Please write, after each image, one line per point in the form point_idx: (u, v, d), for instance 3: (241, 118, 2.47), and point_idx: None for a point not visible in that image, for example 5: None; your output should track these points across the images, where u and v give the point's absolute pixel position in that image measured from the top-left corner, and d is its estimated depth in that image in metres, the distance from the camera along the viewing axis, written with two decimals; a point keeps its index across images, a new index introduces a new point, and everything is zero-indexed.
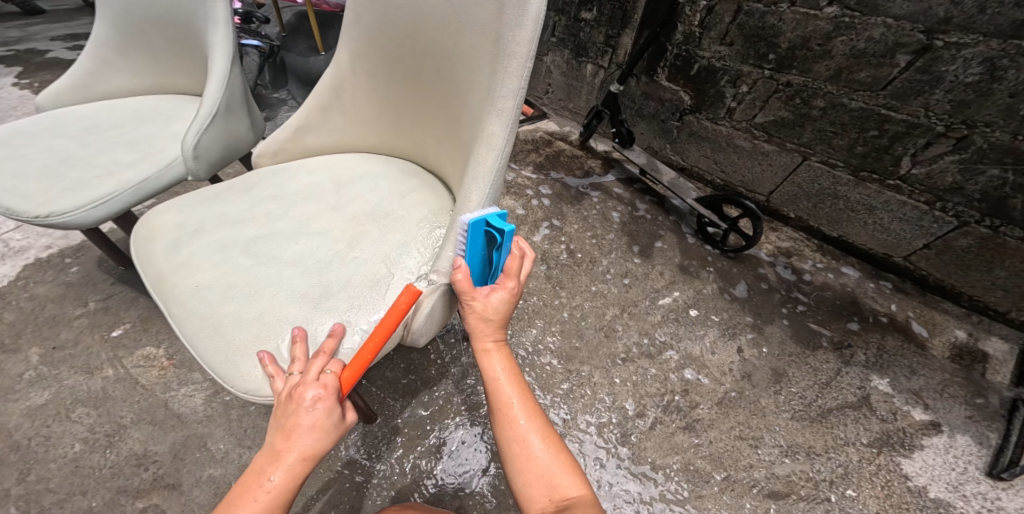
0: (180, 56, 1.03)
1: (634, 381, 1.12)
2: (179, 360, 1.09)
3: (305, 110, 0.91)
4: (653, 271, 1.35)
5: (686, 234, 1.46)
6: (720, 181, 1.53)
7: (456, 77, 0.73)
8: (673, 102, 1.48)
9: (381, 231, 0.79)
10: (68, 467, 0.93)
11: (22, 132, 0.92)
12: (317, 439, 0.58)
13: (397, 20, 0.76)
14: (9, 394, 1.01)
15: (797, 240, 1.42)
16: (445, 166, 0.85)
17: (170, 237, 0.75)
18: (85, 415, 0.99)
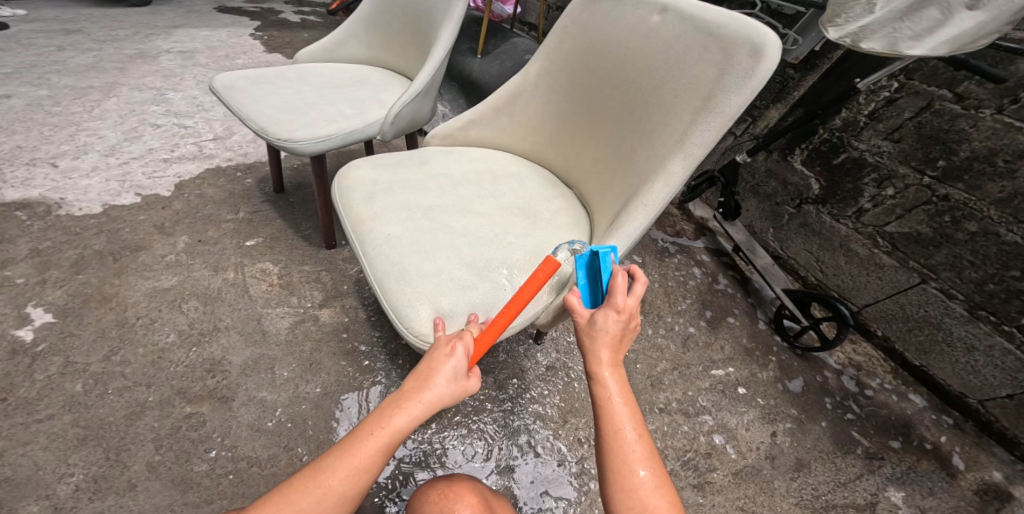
0: (404, 41, 1.36)
1: (665, 432, 1.22)
2: (285, 282, 1.35)
3: (482, 109, 1.10)
4: (714, 343, 1.46)
5: (759, 319, 1.58)
6: (813, 279, 1.69)
7: (644, 121, 0.85)
8: (798, 186, 1.63)
9: (536, 226, 0.90)
10: (152, 356, 1.14)
11: (283, 76, 1.28)
12: (444, 388, 0.64)
13: (605, 56, 0.91)
14: (147, 272, 1.31)
15: (874, 360, 1.53)
16: (591, 183, 0.97)
17: (365, 189, 0.91)
18: (191, 309, 1.25)
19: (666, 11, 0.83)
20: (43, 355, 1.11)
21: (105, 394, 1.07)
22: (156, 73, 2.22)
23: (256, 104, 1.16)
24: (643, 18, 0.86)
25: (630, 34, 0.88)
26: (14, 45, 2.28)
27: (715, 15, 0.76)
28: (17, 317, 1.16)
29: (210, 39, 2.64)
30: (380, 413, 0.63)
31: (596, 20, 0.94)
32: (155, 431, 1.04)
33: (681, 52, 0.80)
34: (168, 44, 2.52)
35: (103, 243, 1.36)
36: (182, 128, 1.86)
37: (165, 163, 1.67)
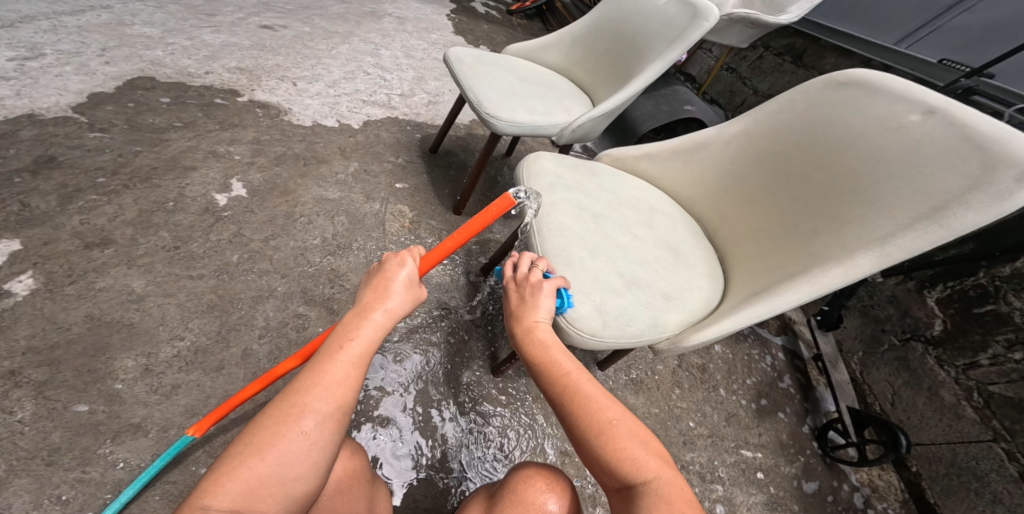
0: (602, 71, 1.74)
1: None
2: (413, 227, 1.60)
3: (660, 150, 1.35)
4: (754, 428, 1.53)
5: (804, 423, 1.60)
6: (879, 408, 1.61)
7: (848, 209, 1.02)
8: (920, 321, 1.56)
9: (681, 263, 1.14)
10: (298, 251, 1.44)
11: (496, 65, 1.69)
12: (401, 294, 0.87)
13: (807, 147, 1.12)
14: (321, 182, 1.63)
15: (894, 490, 1.50)
16: (737, 248, 1.20)
17: (551, 180, 1.17)
18: (339, 223, 1.54)
19: (928, 116, 0.96)
20: (223, 220, 1.45)
21: (251, 271, 1.37)
22: (374, 47, 2.79)
23: (476, 82, 1.54)
24: (899, 116, 1.00)
25: (877, 126, 1.02)
26: (290, 9, 2.99)
27: (988, 134, 0.88)
28: (222, 184, 1.53)
29: (424, 36, 3.18)
30: (352, 320, 0.83)
31: (837, 106, 1.10)
32: (266, 321, 1.30)
33: (932, 156, 0.93)
34: (396, 31, 3.11)
35: (301, 149, 1.73)
36: (382, 85, 2.36)
37: (363, 105, 2.12)
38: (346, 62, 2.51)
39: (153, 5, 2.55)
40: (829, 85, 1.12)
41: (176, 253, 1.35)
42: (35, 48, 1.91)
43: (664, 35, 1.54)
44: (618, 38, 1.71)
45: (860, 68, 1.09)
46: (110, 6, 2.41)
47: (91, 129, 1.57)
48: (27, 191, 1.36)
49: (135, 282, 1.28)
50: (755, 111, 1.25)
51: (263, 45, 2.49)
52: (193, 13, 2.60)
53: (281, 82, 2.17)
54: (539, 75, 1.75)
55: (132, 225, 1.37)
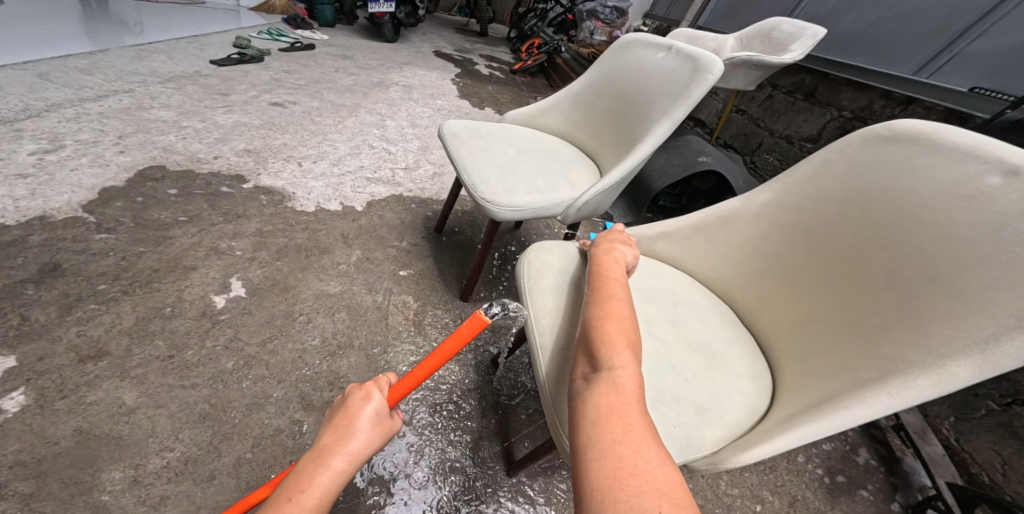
0: (605, 133, 1.65)
1: None
2: (416, 320, 1.50)
3: (681, 225, 1.23)
4: (828, 512, 1.33)
5: (893, 500, 1.39)
6: (987, 482, 1.35)
7: (920, 295, 0.85)
8: (1018, 382, 1.35)
9: (712, 365, 1.00)
10: (297, 353, 1.33)
11: (493, 137, 1.61)
12: (365, 434, 0.76)
13: (856, 221, 0.97)
14: (322, 275, 1.55)
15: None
16: (782, 337, 1.05)
17: (553, 282, 1.08)
18: (340, 320, 1.44)
19: (1008, 179, 0.81)
20: (220, 324, 1.34)
21: (245, 378, 1.25)
22: (382, 118, 2.82)
23: (471, 161, 1.46)
24: (969, 180, 0.85)
25: (942, 191, 0.87)
26: (300, 84, 3.07)
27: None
28: (221, 285, 1.44)
29: (429, 102, 3.21)
30: (308, 465, 0.72)
31: (886, 167, 0.95)
32: (261, 428, 1.16)
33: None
34: (403, 99, 3.16)
35: (304, 239, 1.67)
36: (388, 157, 2.36)
37: (367, 183, 2.08)
38: (353, 136, 2.52)
39: (173, 86, 2.63)
40: (872, 143, 0.98)
41: (170, 363, 1.23)
42: (53, 138, 1.93)
43: (666, 95, 1.43)
44: (618, 99, 1.61)
45: (909, 120, 0.94)
46: (134, 89, 2.50)
47: (98, 230, 1.49)
48: (19, 293, 1.28)
49: (126, 394, 1.15)
50: (787, 177, 1.12)
51: (273, 124, 2.52)
52: (207, 92, 2.67)
53: (289, 162, 2.16)
54: (540, 144, 1.67)
55: (128, 335, 1.25)
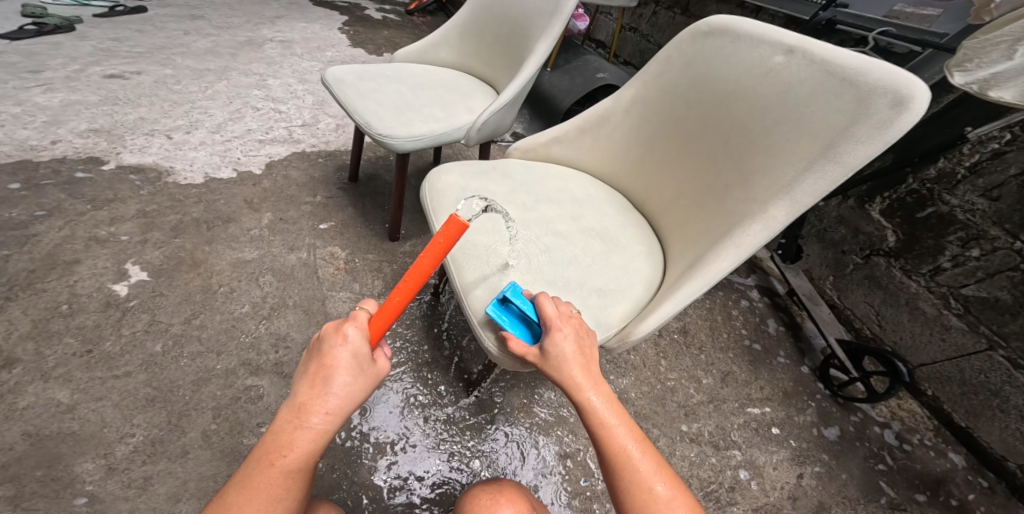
0: (494, 57, 1.71)
1: (694, 461, 1.35)
2: (349, 268, 1.40)
3: (568, 131, 1.28)
4: (755, 383, 1.57)
5: (803, 365, 1.66)
6: (872, 333, 1.71)
7: (745, 165, 0.98)
8: (871, 236, 1.67)
9: (612, 249, 1.07)
10: (228, 323, 1.21)
11: (381, 75, 1.58)
12: (346, 387, 0.66)
13: (697, 105, 1.08)
14: (234, 242, 1.39)
15: (917, 416, 1.57)
16: (665, 217, 1.15)
17: (457, 195, 1.10)
18: (268, 283, 1.30)
19: (790, 55, 0.94)
20: (131, 311, 1.19)
21: (180, 358, 1.13)
22: (259, 82, 2.54)
23: (363, 102, 1.44)
24: (765, 59, 0.97)
25: (748, 73, 1.00)
26: (137, 53, 2.63)
27: (847, 63, 0.86)
28: (117, 272, 1.25)
29: (318, 56, 2.98)
30: (286, 422, 0.65)
31: (709, 59, 1.07)
32: (216, 400, 1.09)
33: (806, 93, 0.90)
34: (283, 56, 2.88)
35: (199, 212, 1.47)
36: (279, 115, 2.21)
37: (259, 144, 1.95)
38: (231, 101, 2.28)
39: None
40: (698, 38, 1.09)
41: (90, 357, 1.09)
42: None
43: (542, 13, 1.50)
44: (501, 27, 1.67)
45: (723, 14, 1.06)
46: None
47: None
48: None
49: (62, 393, 1.03)
50: (641, 78, 1.20)
51: (117, 97, 2.17)
52: (11, 72, 2.23)
53: (153, 135, 1.92)
54: (432, 78, 1.66)
55: (33, 339, 1.10)
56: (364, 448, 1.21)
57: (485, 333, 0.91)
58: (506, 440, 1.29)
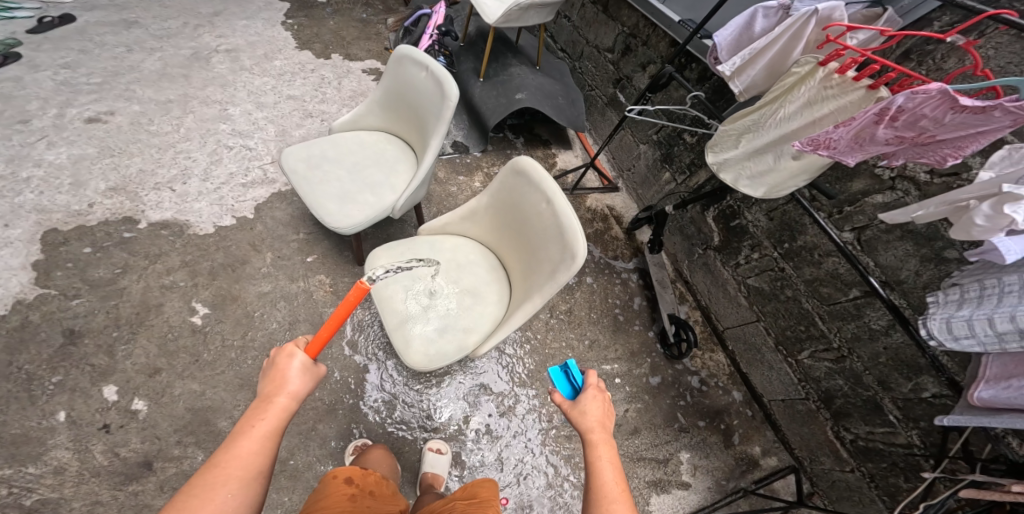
0: (411, 127, 1.98)
1: (560, 403, 2.11)
2: (335, 291, 1.99)
3: (454, 216, 1.72)
4: (613, 346, 2.30)
5: (652, 328, 2.41)
6: (704, 303, 2.50)
7: (537, 261, 1.49)
8: (706, 236, 2.40)
9: (475, 302, 1.63)
10: (269, 337, 1.80)
11: (325, 161, 1.93)
12: (301, 378, 1.04)
13: (522, 212, 1.50)
14: (255, 277, 1.91)
15: (721, 364, 2.39)
16: (514, 276, 1.64)
17: (383, 276, 1.63)
18: (281, 307, 1.88)
19: (551, 204, 1.41)
20: (208, 333, 1.73)
21: (247, 359, 1.72)
22: (214, 80, 2.55)
23: (314, 194, 1.82)
24: (541, 202, 1.43)
25: (533, 208, 1.46)
26: (89, 43, 2.53)
27: (569, 223, 1.36)
28: (189, 308, 1.76)
29: (266, 68, 2.71)
30: (258, 407, 0.98)
31: (518, 189, 1.50)
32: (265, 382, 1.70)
33: (555, 234, 1.40)
34: (231, 71, 2.62)
35: (223, 258, 1.92)
36: (236, 128, 2.37)
37: (250, 161, 2.26)
38: (203, 140, 2.27)
39: None
40: (514, 170, 1.49)
41: (197, 363, 1.66)
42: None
43: (434, 110, 1.78)
44: (409, 106, 1.92)
45: (526, 157, 1.46)
46: None
47: (67, 297, 1.66)
48: (58, 357, 1.56)
49: (193, 385, 1.62)
50: (489, 188, 1.60)
51: (111, 146, 2.12)
52: None
53: (161, 190, 2.03)
54: (363, 150, 2.01)
55: (163, 356, 1.65)
56: (354, 405, 1.89)
57: (404, 356, 1.51)
58: (450, 392, 2.02)
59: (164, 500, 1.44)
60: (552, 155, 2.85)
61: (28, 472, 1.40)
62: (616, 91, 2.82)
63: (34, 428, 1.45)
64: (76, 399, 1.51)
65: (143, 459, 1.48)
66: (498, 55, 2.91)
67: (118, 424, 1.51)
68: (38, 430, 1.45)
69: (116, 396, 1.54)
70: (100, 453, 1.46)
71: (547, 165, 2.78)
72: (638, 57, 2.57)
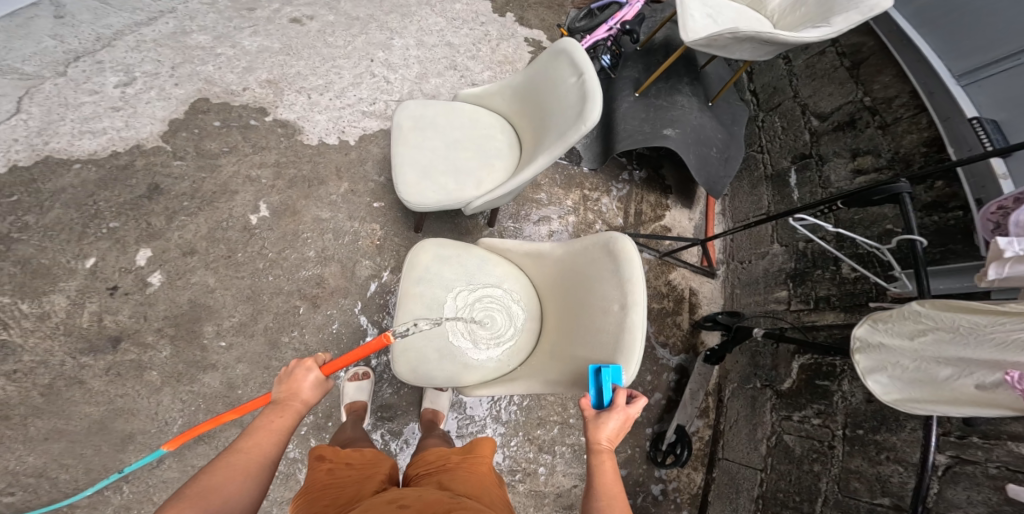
0: (530, 127, 1.64)
1: (519, 451, 1.87)
2: (377, 246, 1.88)
3: (521, 244, 1.41)
4: None
5: (648, 426, 2.02)
6: (721, 429, 2.05)
7: (574, 348, 1.20)
8: (775, 375, 1.91)
9: (492, 347, 1.35)
10: (295, 264, 1.76)
11: (431, 122, 1.68)
12: (315, 389, 1.08)
13: (592, 291, 1.21)
14: (322, 201, 1.88)
15: (692, 485, 2.00)
16: (544, 339, 1.36)
17: (419, 272, 1.39)
18: (328, 239, 1.83)
19: (624, 309, 1.11)
20: (258, 235, 1.76)
21: (269, 275, 1.72)
22: (395, 9, 2.48)
23: (401, 153, 1.61)
24: (614, 300, 1.14)
25: (601, 297, 1.17)
26: None
27: (632, 343, 1.06)
28: (253, 206, 1.80)
29: (445, 8, 2.60)
30: (271, 413, 1.01)
31: (600, 266, 1.20)
32: (273, 305, 1.69)
33: (608, 342, 1.12)
34: (418, 3, 2.55)
35: (309, 171, 1.92)
36: (386, 55, 2.31)
37: (381, 92, 2.20)
38: (356, 62, 2.24)
39: None
40: (608, 246, 1.17)
41: (227, 260, 1.71)
42: (82, 58, 1.87)
43: (560, 129, 1.41)
44: (541, 111, 1.55)
45: (628, 243, 1.13)
46: None
47: (175, 157, 1.80)
48: (131, 205, 1.69)
49: (209, 279, 1.67)
50: (571, 243, 1.29)
51: (293, 47, 2.18)
52: None
53: (301, 92, 2.08)
54: (469, 127, 1.70)
55: (205, 240, 1.71)
56: None
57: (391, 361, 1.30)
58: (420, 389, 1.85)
59: (99, 383, 1.49)
60: (664, 206, 2.47)
61: (21, 307, 1.50)
62: (792, 167, 2.23)
63: (62, 264, 1.57)
64: (111, 251, 1.62)
65: (115, 335, 1.54)
66: (672, 75, 2.32)
67: (125, 290, 1.59)
68: (61, 268, 1.56)
69: (144, 262, 1.64)
70: (87, 314, 1.54)
71: (652, 216, 2.43)
72: (857, 139, 1.96)
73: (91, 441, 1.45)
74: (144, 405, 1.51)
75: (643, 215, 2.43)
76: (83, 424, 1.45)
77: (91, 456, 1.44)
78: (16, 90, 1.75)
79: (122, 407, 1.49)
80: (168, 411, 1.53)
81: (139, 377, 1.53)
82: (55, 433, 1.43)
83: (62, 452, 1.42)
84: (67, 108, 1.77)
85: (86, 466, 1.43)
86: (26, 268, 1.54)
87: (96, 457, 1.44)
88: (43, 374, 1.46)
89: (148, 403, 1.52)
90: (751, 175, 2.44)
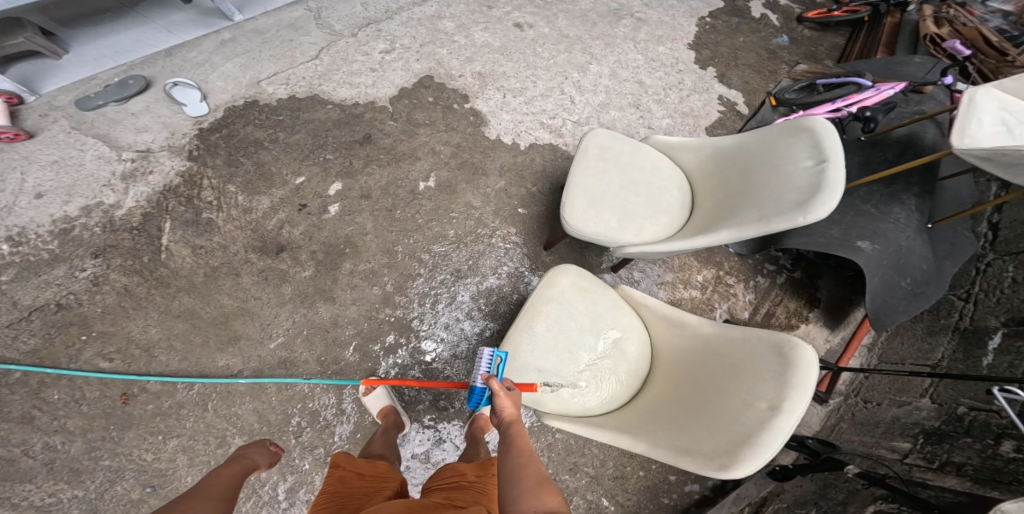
0: (715, 198, 1.61)
1: None
2: (505, 246, 1.98)
3: (665, 307, 1.44)
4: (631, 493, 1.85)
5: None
6: None
7: (684, 424, 1.17)
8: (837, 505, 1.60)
9: (592, 387, 1.37)
10: (432, 236, 1.93)
11: (616, 157, 1.72)
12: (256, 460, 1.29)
13: (730, 378, 1.19)
14: (476, 189, 2.04)
15: None
16: (642, 402, 1.35)
17: (558, 291, 1.44)
18: (467, 223, 1.98)
19: (772, 410, 1.07)
20: (420, 199, 1.98)
21: (409, 236, 1.92)
22: (604, 36, 2.58)
23: (580, 176, 1.66)
24: (762, 396, 1.10)
25: (746, 389, 1.14)
26: None
27: (767, 445, 1.03)
28: (425, 174, 2.02)
29: (650, 49, 2.62)
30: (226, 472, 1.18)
31: (754, 361, 1.17)
32: (401, 261, 1.88)
33: (735, 434, 1.08)
34: (625, 37, 2.61)
35: (477, 160, 2.09)
36: (580, 77, 2.42)
37: (562, 108, 2.31)
38: (553, 76, 2.38)
39: None
40: (774, 346, 1.15)
41: (388, 213, 1.94)
42: (370, 25, 2.31)
43: (762, 210, 1.36)
44: (738, 186, 1.52)
45: (809, 352, 1.10)
46: None
47: (392, 117, 2.10)
48: (348, 146, 2.01)
49: (367, 224, 1.91)
50: (728, 327, 1.29)
51: (508, 49, 2.39)
52: None
53: (499, 91, 2.26)
54: (653, 176, 1.72)
55: (380, 191, 1.96)
56: None
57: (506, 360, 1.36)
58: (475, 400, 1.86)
59: (249, 280, 1.77)
60: (805, 317, 2.22)
61: (238, 198, 1.87)
62: (999, 328, 1.83)
63: (280, 176, 1.93)
64: (317, 177, 1.95)
65: (282, 243, 1.84)
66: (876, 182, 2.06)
67: (309, 210, 1.89)
68: (279, 178, 1.92)
69: (333, 194, 1.93)
70: (276, 219, 1.87)
71: (786, 322, 2.20)
72: None
73: (205, 332, 1.69)
74: (265, 314, 1.74)
75: (777, 318, 2.20)
76: (213, 314, 1.71)
77: (195, 345, 1.66)
78: (322, 42, 2.22)
79: (261, 298, 1.76)
80: (275, 326, 1.73)
81: (282, 283, 1.79)
82: (186, 313, 1.70)
83: (176, 335, 1.66)
84: (344, 62, 2.18)
85: (183, 357, 1.64)
86: (259, 170, 1.92)
87: (200, 349, 1.66)
88: (224, 255, 1.79)
89: (268, 313, 1.74)
90: (936, 320, 2.07)
